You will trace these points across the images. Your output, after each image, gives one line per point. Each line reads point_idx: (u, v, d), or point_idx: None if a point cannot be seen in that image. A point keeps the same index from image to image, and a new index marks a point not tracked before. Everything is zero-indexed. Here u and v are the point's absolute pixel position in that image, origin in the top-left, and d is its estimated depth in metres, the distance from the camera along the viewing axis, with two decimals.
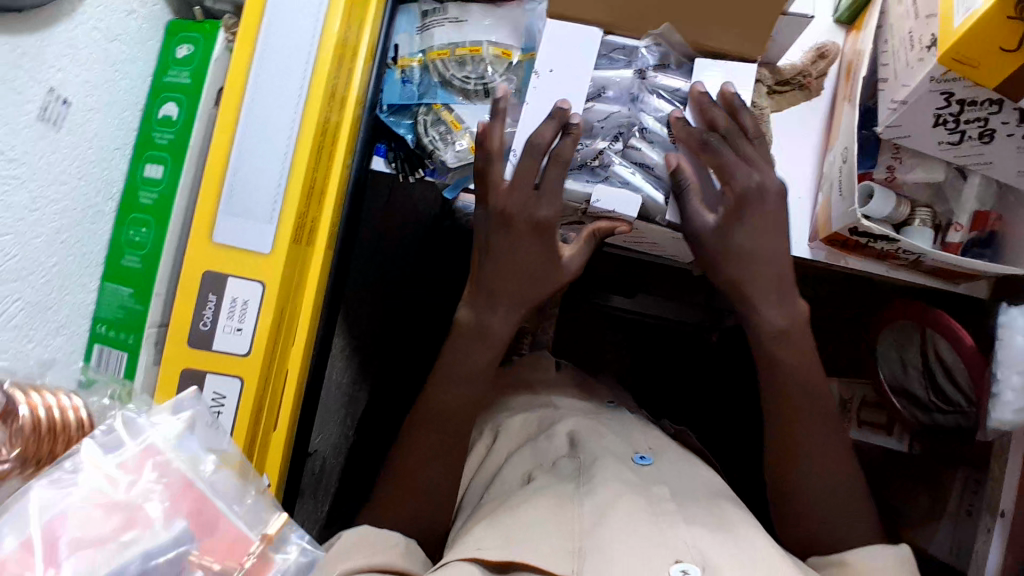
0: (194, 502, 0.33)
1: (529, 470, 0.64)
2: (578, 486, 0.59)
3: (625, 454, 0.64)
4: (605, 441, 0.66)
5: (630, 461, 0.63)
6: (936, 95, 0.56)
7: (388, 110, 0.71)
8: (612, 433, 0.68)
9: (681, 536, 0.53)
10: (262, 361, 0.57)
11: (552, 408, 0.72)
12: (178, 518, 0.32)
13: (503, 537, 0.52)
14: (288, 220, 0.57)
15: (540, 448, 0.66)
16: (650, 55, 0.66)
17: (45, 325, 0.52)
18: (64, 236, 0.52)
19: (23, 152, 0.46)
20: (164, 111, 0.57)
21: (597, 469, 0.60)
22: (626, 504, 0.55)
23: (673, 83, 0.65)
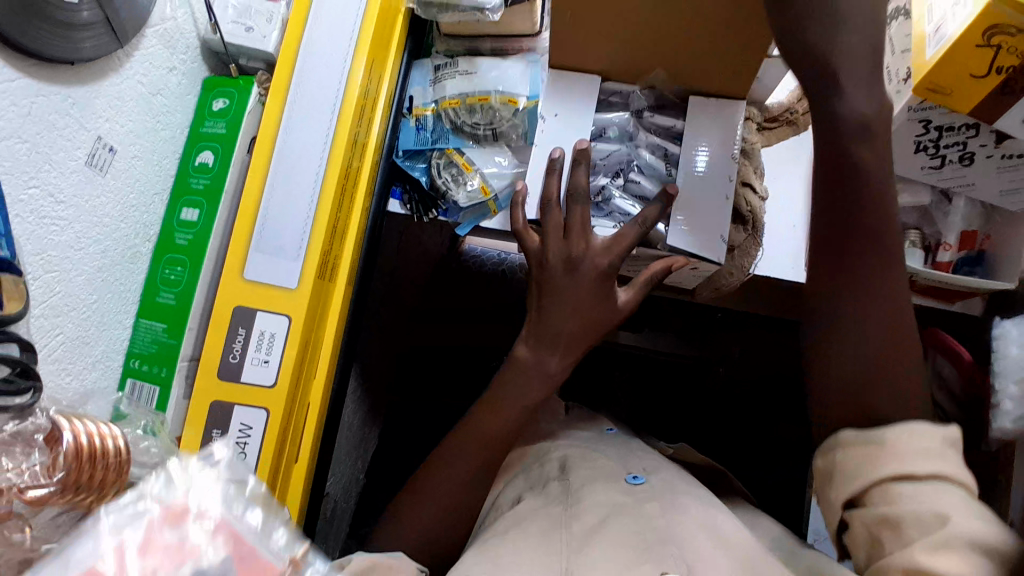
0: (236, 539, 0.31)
1: (521, 492, 0.70)
2: (566, 507, 0.64)
3: (620, 474, 0.69)
4: (598, 464, 0.71)
5: (624, 481, 0.68)
6: (916, 123, 0.61)
7: (403, 155, 0.76)
8: (606, 457, 0.73)
9: (670, 552, 0.55)
10: (288, 393, 0.59)
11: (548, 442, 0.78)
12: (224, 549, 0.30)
13: (491, 562, 0.56)
14: (314, 257, 0.60)
15: (535, 473, 0.73)
16: (644, 98, 0.73)
17: (82, 359, 0.54)
18: (104, 273, 0.55)
19: (71, 194, 0.50)
20: (200, 158, 0.62)
21: (586, 491, 0.65)
22: (613, 525, 0.59)
23: (666, 120, 0.72)
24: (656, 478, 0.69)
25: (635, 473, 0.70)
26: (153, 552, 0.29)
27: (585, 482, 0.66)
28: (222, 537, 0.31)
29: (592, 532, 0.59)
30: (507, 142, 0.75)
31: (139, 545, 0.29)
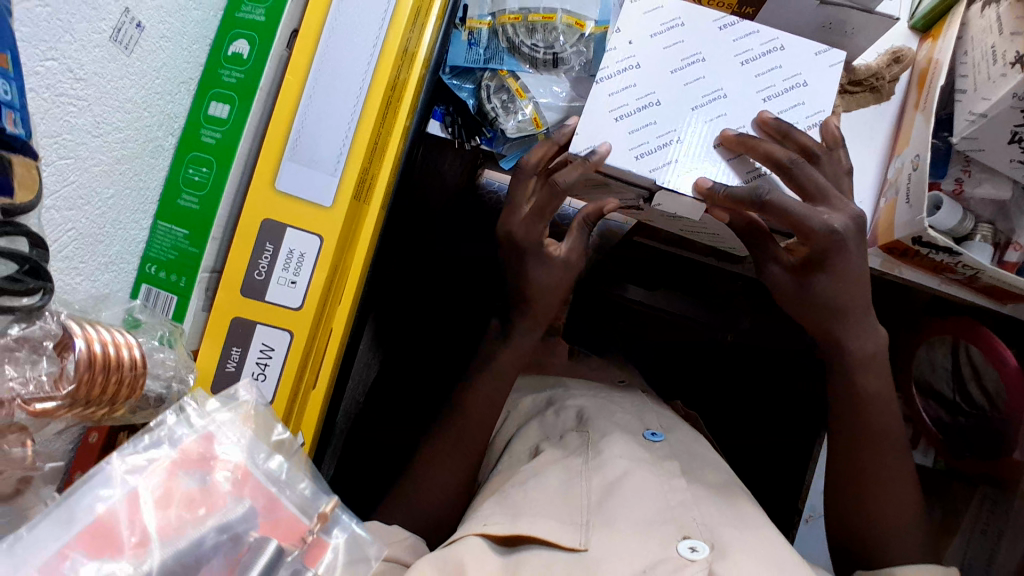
0: (254, 490, 0.39)
1: (537, 442, 0.76)
2: (586, 460, 0.69)
3: (638, 430, 0.76)
4: (615, 417, 0.77)
5: (642, 437, 0.75)
6: (1017, 112, 0.56)
7: (451, 72, 0.69)
8: (623, 411, 0.80)
9: (692, 515, 0.62)
10: (315, 317, 0.55)
11: (562, 390, 0.84)
12: (243, 499, 0.38)
13: (509, 515, 0.61)
14: (352, 173, 0.55)
15: (549, 422, 0.79)
16: (733, 32, 0.62)
17: (94, 259, 0.49)
18: (123, 167, 0.50)
19: (92, 72, 0.44)
20: (235, 48, 0.54)
21: (606, 445, 0.71)
22: (631, 482, 0.65)
23: (763, 64, 0.62)
24: (673, 436, 0.77)
25: (652, 428, 0.77)
26: (173, 497, 0.37)
27: (604, 435, 0.72)
28: (248, 490, 0.39)
29: (610, 488, 0.65)
30: (566, 71, 0.69)
31: (152, 498, 0.37)
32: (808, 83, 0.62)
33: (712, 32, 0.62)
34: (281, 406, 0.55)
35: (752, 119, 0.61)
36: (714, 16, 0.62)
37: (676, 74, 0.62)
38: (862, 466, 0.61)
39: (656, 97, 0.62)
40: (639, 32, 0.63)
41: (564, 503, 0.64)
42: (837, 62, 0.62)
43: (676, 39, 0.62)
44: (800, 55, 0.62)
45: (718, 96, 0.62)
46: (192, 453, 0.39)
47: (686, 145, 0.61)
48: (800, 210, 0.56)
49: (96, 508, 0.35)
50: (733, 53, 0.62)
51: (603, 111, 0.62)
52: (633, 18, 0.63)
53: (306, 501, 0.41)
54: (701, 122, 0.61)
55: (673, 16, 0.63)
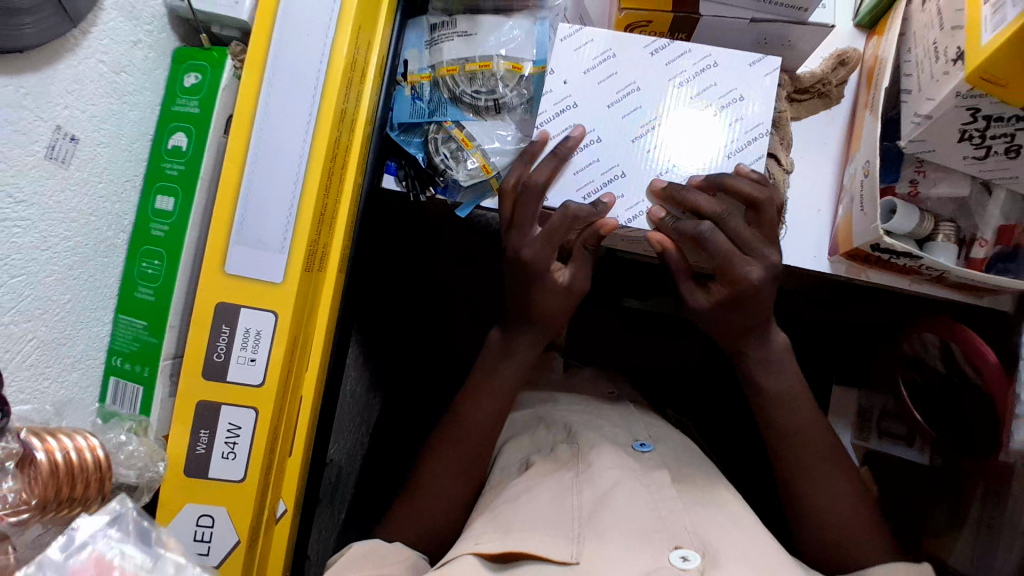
0: None
1: (528, 455, 0.73)
2: (578, 473, 0.67)
3: (626, 442, 0.73)
4: (602, 430, 0.75)
5: (631, 448, 0.72)
6: (963, 111, 0.54)
7: (398, 128, 0.71)
8: (612, 425, 0.76)
9: (680, 522, 0.60)
10: (277, 390, 0.57)
11: (551, 403, 0.82)
12: None
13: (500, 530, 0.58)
14: (299, 249, 0.57)
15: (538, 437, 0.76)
16: (668, 53, 0.62)
17: (59, 361, 0.52)
18: (76, 271, 0.52)
19: (32, 193, 0.47)
20: (174, 142, 0.57)
21: (595, 457, 0.68)
22: (623, 493, 0.63)
23: (702, 80, 0.61)
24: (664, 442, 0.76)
25: (641, 440, 0.74)
26: None
27: (593, 446, 0.70)
28: None
29: (602, 499, 0.63)
30: (510, 113, 0.70)
31: None
32: (746, 98, 0.61)
33: (643, 57, 0.62)
34: (254, 481, 0.56)
35: (693, 145, 0.61)
36: (645, 41, 0.62)
37: (613, 107, 0.62)
38: (812, 477, 0.59)
39: (597, 133, 0.62)
40: (572, 70, 0.62)
41: (552, 514, 0.61)
42: (772, 70, 0.61)
43: (609, 71, 0.62)
44: (735, 67, 0.61)
45: (655, 124, 0.62)
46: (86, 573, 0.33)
47: (630, 177, 0.61)
48: (732, 253, 0.58)
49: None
50: (668, 77, 0.62)
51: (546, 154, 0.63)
52: (564, 57, 0.62)
53: None
54: (642, 154, 0.61)
55: (604, 48, 0.62)
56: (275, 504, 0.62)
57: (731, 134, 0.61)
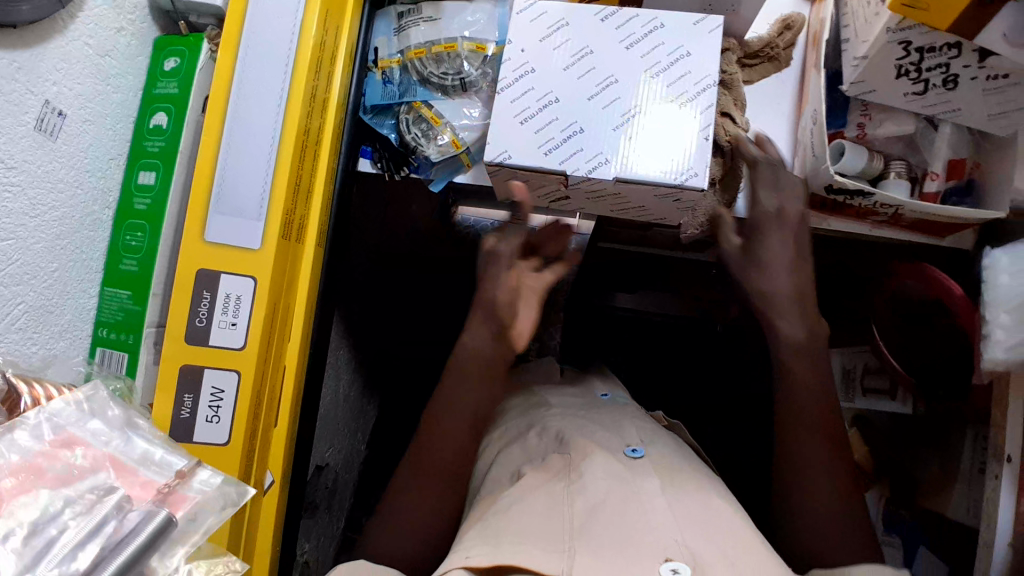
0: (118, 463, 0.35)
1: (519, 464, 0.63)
2: (569, 484, 0.57)
3: (617, 448, 0.63)
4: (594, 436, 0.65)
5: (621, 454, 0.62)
6: (895, 45, 0.58)
7: (371, 111, 0.74)
8: (601, 428, 0.67)
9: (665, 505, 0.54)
10: (258, 353, 0.58)
11: (544, 409, 0.72)
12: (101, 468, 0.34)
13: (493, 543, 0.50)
14: (275, 217, 0.59)
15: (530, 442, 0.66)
16: (618, 20, 0.66)
17: (47, 329, 0.53)
18: (64, 242, 0.54)
19: (21, 160, 0.49)
20: (155, 121, 0.60)
21: (587, 465, 0.58)
22: (618, 498, 0.55)
23: (651, 41, 0.65)
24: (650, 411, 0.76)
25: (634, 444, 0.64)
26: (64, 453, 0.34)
27: (586, 454, 0.60)
28: (110, 463, 0.35)
29: (595, 509, 0.54)
30: (477, 92, 0.72)
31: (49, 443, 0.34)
32: (693, 54, 0.64)
33: (594, 24, 0.66)
34: (239, 443, 0.58)
35: (647, 100, 0.64)
36: (595, 10, 0.66)
37: (569, 70, 0.65)
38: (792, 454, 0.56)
39: (555, 94, 0.65)
40: (529, 40, 0.66)
41: (548, 512, 0.54)
42: (715, 27, 0.64)
43: (564, 39, 0.66)
44: (680, 27, 0.65)
45: (608, 82, 0.65)
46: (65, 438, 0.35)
47: (589, 133, 0.64)
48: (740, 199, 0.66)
49: (11, 461, 0.32)
50: (618, 39, 0.66)
51: (507, 116, 0.65)
52: (521, 28, 0.66)
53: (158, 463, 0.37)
54: (598, 111, 0.64)
55: (557, 18, 0.66)
56: (262, 475, 0.62)
57: (679, 86, 0.64)
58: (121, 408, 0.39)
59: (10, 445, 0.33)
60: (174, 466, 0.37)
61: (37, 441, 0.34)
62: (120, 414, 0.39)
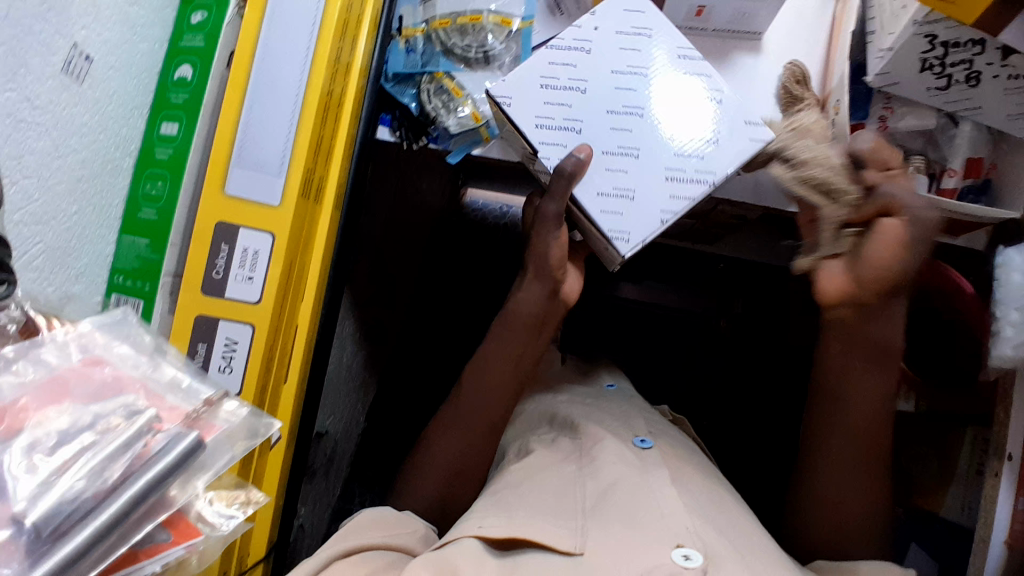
0: (142, 389, 0.37)
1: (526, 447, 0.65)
2: (581, 467, 0.59)
3: (625, 437, 0.63)
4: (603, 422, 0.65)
5: (630, 445, 0.62)
6: (920, 39, 0.58)
7: (392, 79, 0.73)
8: (611, 418, 0.67)
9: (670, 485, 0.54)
10: (273, 308, 0.59)
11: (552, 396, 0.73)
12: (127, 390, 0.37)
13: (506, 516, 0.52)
14: (296, 174, 0.60)
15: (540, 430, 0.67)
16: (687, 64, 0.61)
17: (64, 271, 0.54)
18: (84, 185, 0.54)
19: (48, 101, 0.49)
20: (179, 73, 0.60)
21: (598, 451, 0.60)
22: (626, 484, 0.55)
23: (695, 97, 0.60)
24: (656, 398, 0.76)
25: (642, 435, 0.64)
26: (89, 376, 0.36)
27: (597, 440, 0.61)
28: (134, 387, 0.37)
29: (604, 491, 0.55)
30: (499, 66, 0.73)
31: (79, 362, 0.37)
32: (717, 141, 0.59)
33: (668, 52, 0.61)
34: (250, 395, 0.59)
35: (650, 147, 0.59)
36: (680, 44, 0.61)
37: (614, 76, 0.60)
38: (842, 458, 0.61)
39: (584, 85, 0.60)
40: (607, 27, 0.61)
41: (556, 499, 0.55)
42: (758, 138, 0.59)
43: (633, 46, 0.61)
44: (730, 114, 0.60)
45: (634, 115, 0.60)
46: (91, 361, 0.37)
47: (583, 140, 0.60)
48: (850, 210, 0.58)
49: (40, 377, 0.35)
50: (677, 81, 0.60)
51: (530, 79, 0.60)
52: (609, 12, 0.62)
53: (185, 391, 0.39)
54: (604, 127, 0.60)
55: (645, 26, 0.61)
56: None
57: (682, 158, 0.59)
58: (151, 336, 0.42)
59: (37, 364, 0.36)
60: (201, 394, 0.39)
61: (65, 361, 0.37)
62: (148, 343, 0.41)
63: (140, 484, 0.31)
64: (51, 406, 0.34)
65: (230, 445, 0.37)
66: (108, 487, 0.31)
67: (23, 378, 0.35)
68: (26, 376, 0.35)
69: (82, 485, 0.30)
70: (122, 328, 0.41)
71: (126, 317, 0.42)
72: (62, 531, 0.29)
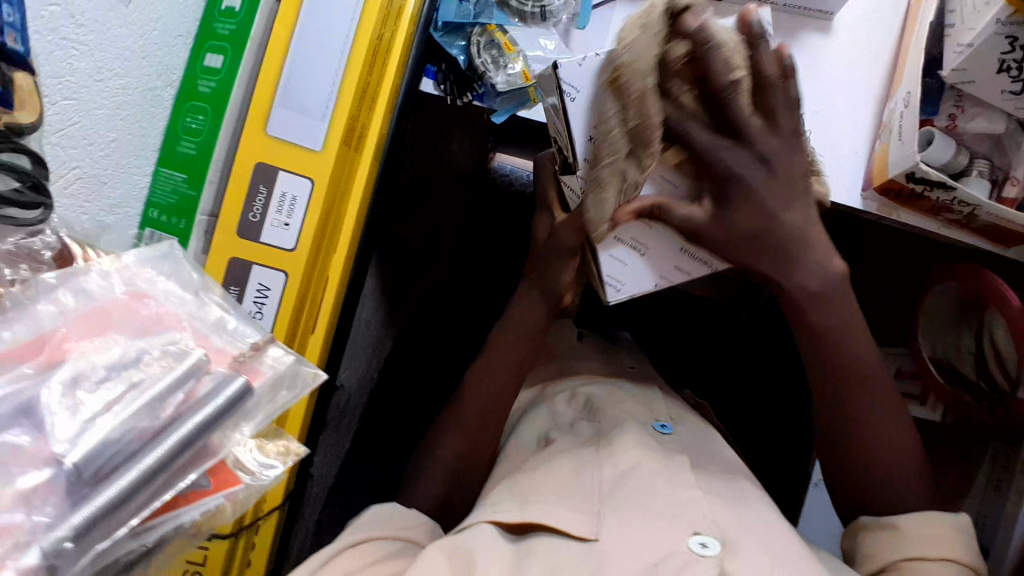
0: (187, 328, 0.36)
1: (546, 430, 0.64)
2: (598, 448, 0.58)
3: (645, 419, 0.63)
4: (625, 406, 0.65)
5: (650, 427, 0.62)
6: (1002, 39, 0.55)
7: (443, 29, 0.71)
8: (632, 398, 0.67)
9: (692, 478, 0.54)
10: (309, 257, 0.58)
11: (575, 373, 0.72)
12: (173, 329, 0.36)
13: (518, 498, 0.53)
14: (340, 120, 0.57)
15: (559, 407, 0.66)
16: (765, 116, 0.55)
17: (100, 200, 0.52)
18: (124, 113, 0.53)
19: (92, 20, 0.47)
20: (228, 3, 0.58)
21: (618, 435, 0.59)
22: (645, 470, 0.54)
23: None
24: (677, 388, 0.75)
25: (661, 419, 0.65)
26: (133, 313, 0.35)
27: (617, 424, 0.61)
28: (178, 325, 0.36)
29: (622, 474, 0.54)
30: (555, 23, 0.69)
31: (125, 294, 0.36)
32: None
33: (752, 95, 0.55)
34: (279, 343, 0.58)
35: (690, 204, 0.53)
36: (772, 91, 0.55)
37: None
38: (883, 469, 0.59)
39: None
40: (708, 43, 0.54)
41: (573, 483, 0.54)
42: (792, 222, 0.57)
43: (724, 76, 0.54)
44: None
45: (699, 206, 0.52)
46: (136, 294, 0.36)
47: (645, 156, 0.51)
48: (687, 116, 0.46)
49: (85, 309, 0.34)
50: None
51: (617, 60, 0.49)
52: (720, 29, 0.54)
53: (232, 336, 0.38)
54: None
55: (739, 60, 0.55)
56: None
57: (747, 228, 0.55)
58: (199, 274, 0.41)
59: (78, 292, 0.35)
60: (248, 339, 0.38)
61: (109, 293, 0.35)
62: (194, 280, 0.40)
63: (189, 427, 0.31)
64: (98, 336, 0.34)
65: (270, 399, 0.36)
66: (157, 427, 0.30)
67: (67, 309, 0.34)
68: (66, 305, 0.34)
69: (129, 425, 0.29)
70: (167, 263, 0.40)
71: (171, 250, 0.41)
72: (103, 475, 0.29)
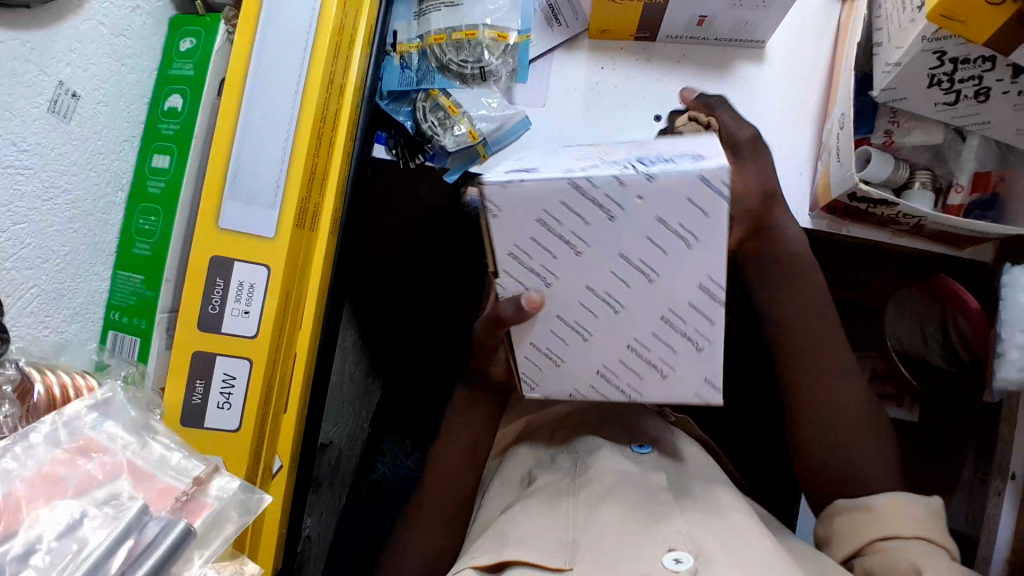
0: (130, 470, 0.37)
1: (529, 467, 0.64)
2: (574, 478, 0.58)
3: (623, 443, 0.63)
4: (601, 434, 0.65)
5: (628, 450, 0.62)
6: (928, 54, 0.56)
7: (388, 97, 0.72)
8: (609, 428, 0.67)
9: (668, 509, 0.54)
10: (270, 342, 0.59)
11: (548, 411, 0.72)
12: (118, 475, 0.37)
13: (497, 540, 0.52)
14: (290, 207, 0.59)
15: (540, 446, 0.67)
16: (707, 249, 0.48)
17: (59, 311, 0.53)
18: (77, 225, 0.54)
19: (35, 143, 0.48)
20: (169, 103, 0.59)
21: (594, 460, 0.59)
22: (617, 497, 0.54)
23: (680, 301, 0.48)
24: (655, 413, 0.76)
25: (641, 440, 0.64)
26: (75, 467, 0.36)
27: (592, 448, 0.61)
28: (123, 469, 0.37)
29: (596, 502, 0.54)
30: (496, 82, 0.71)
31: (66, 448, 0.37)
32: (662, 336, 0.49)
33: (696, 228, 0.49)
34: (249, 429, 0.59)
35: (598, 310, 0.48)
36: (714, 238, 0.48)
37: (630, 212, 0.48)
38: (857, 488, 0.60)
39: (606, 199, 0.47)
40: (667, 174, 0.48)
41: (547, 517, 0.54)
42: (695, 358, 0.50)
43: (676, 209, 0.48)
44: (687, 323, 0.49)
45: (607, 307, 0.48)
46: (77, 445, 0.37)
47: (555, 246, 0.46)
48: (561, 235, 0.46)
49: (31, 469, 0.35)
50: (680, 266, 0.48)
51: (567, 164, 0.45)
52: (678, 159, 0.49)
53: (176, 468, 0.39)
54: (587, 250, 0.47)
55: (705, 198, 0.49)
56: (270, 460, 0.63)
57: (711, 284, 0.47)
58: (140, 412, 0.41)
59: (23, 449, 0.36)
60: (191, 473, 0.39)
61: (55, 448, 0.37)
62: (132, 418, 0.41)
63: None
64: (40, 496, 0.34)
65: (218, 528, 0.37)
66: None
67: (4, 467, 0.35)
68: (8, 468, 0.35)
69: None
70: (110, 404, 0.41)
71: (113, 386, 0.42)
72: None
